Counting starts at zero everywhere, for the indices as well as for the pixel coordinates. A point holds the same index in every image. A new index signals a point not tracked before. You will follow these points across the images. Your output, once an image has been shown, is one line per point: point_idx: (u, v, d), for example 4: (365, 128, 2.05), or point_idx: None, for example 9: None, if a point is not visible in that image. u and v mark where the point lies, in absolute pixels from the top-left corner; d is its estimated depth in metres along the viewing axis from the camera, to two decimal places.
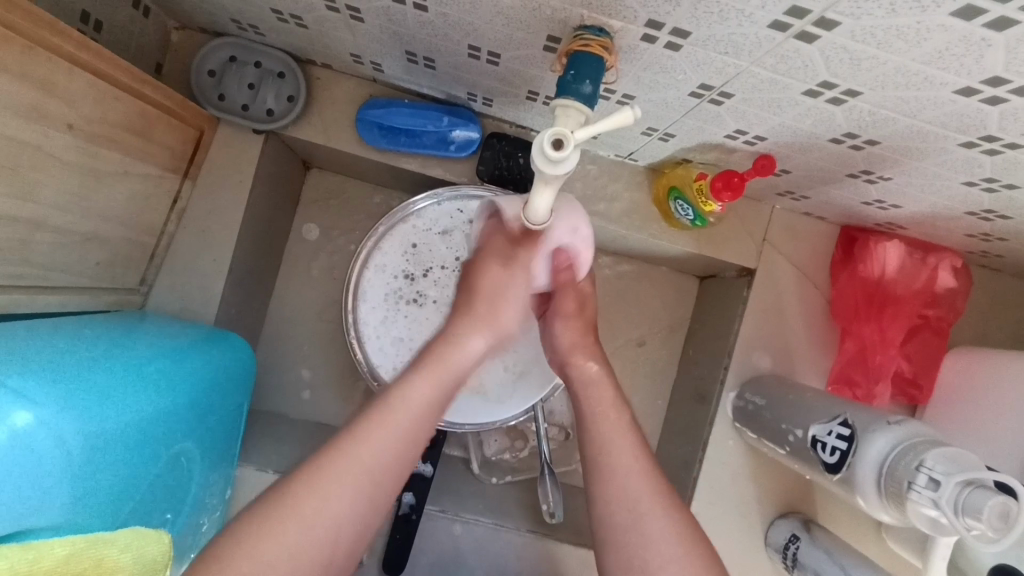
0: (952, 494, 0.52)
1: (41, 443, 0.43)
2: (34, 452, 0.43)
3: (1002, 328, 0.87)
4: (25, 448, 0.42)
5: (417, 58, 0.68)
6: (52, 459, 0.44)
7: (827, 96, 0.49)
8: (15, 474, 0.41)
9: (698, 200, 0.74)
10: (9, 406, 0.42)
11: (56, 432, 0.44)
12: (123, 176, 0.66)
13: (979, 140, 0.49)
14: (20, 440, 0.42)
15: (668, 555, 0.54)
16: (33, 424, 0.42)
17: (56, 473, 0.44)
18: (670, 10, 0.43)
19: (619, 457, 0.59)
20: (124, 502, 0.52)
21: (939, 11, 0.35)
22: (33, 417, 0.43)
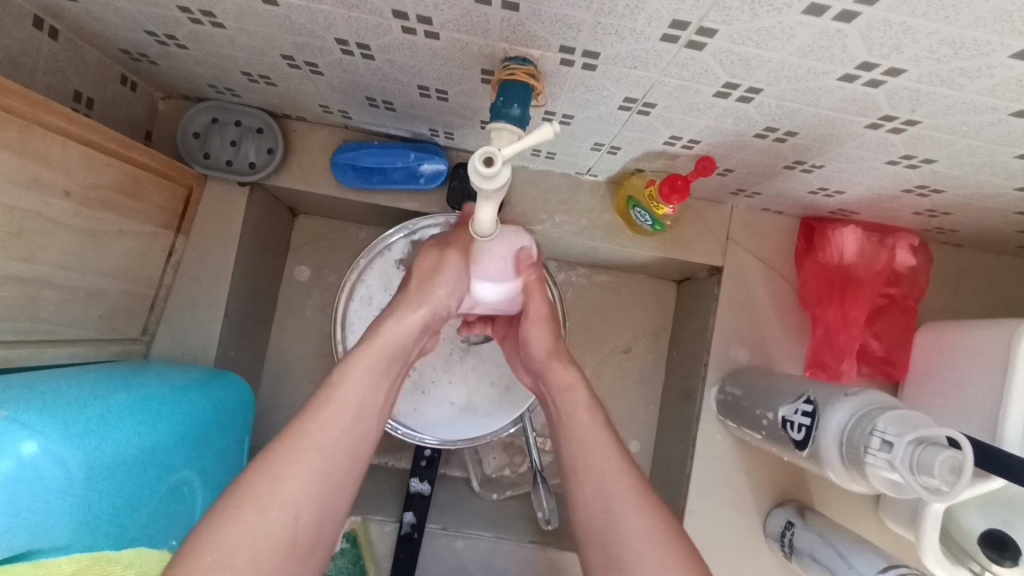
0: (905, 454, 0.54)
1: (47, 469, 0.47)
2: (42, 478, 0.47)
3: (969, 300, 0.89)
4: (33, 474, 0.46)
5: (377, 102, 0.74)
6: (58, 484, 0.48)
7: (736, 95, 0.54)
8: (24, 498, 0.46)
9: (651, 206, 0.79)
10: (16, 437, 0.46)
11: (60, 458, 0.48)
12: (119, 234, 0.73)
13: (880, 121, 0.54)
14: (28, 467, 0.46)
15: (641, 532, 0.57)
16: (38, 453, 0.47)
17: (61, 497, 0.48)
18: (575, 36, 0.49)
19: (590, 450, 0.62)
20: (129, 523, 0.56)
21: (793, 11, 0.40)
22: (39, 446, 0.47)
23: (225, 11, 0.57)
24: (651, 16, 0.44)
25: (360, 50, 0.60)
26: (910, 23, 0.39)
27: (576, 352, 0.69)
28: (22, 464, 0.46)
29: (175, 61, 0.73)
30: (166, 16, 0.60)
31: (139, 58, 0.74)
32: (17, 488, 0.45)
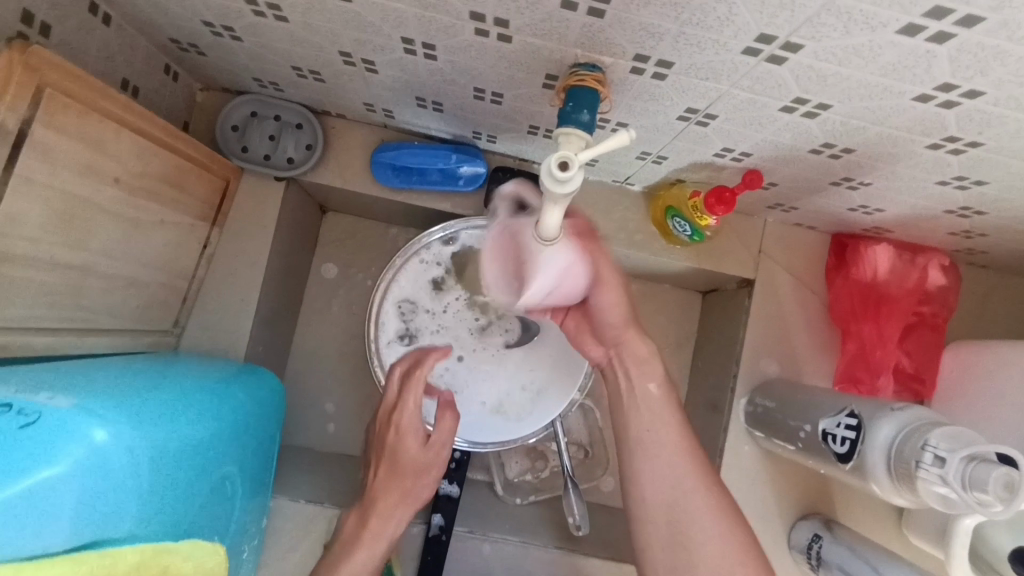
0: (957, 469, 0.55)
1: (117, 456, 0.46)
2: (113, 464, 0.46)
3: (995, 320, 0.90)
4: (103, 461, 0.45)
5: (426, 103, 0.74)
6: (126, 470, 0.47)
7: (802, 110, 0.54)
8: (97, 484, 0.44)
9: (694, 216, 0.79)
10: (87, 424, 0.45)
11: (129, 446, 0.47)
12: (160, 224, 0.72)
13: (943, 141, 0.54)
14: (102, 454, 0.45)
15: None
16: (111, 441, 0.46)
17: (130, 485, 0.47)
18: (654, 45, 0.49)
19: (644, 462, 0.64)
20: (183, 515, 0.55)
21: (887, 30, 0.40)
22: (109, 433, 0.46)
23: (293, 6, 0.57)
24: (739, 29, 0.44)
25: (424, 49, 0.59)
26: (1004, 47, 0.39)
27: (620, 347, 0.69)
28: (95, 450, 0.44)
29: (224, 53, 0.72)
30: (228, 7, 0.60)
31: (187, 49, 0.73)
32: (91, 474, 0.44)
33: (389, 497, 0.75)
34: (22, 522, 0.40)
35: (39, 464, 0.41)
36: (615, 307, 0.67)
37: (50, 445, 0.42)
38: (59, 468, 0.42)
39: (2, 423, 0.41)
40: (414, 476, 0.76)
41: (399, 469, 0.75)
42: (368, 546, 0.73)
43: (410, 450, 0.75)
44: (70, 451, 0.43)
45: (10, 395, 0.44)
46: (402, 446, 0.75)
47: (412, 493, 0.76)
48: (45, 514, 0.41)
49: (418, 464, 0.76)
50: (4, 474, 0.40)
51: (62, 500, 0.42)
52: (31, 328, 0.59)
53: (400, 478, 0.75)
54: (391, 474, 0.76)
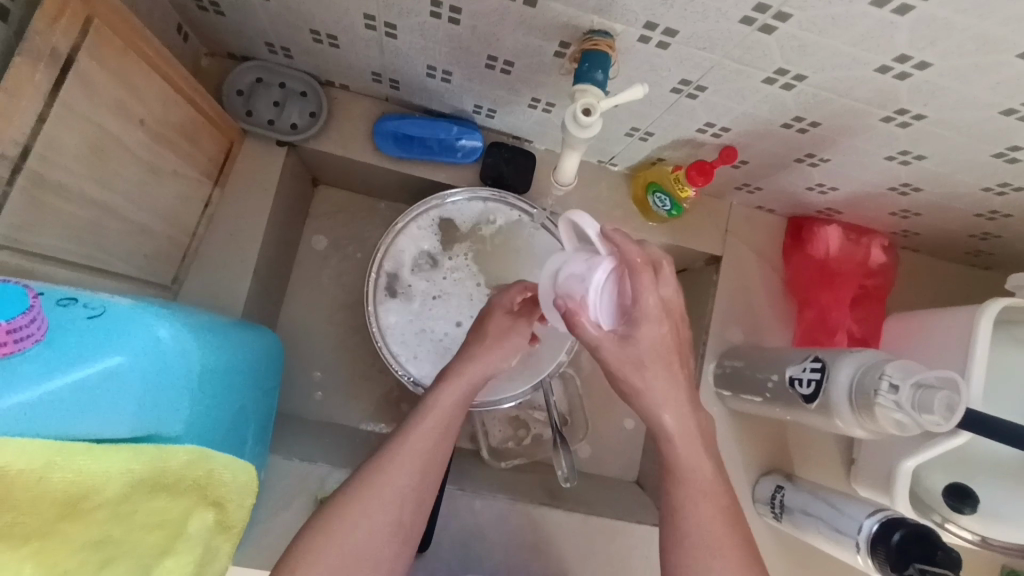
0: (908, 396, 0.64)
1: (172, 356, 0.51)
2: (168, 362, 0.51)
3: (924, 296, 1.03)
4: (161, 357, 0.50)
5: (436, 72, 0.79)
6: (179, 372, 0.52)
7: (781, 82, 0.63)
8: (155, 378, 0.49)
9: (675, 188, 0.88)
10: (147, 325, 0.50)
11: (180, 350, 0.53)
12: (173, 175, 0.73)
13: (894, 114, 0.64)
14: (162, 351, 0.50)
15: None
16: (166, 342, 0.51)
17: (183, 387, 0.52)
18: (664, 12, 0.57)
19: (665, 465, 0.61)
20: (216, 434, 0.59)
21: (862, 1, 0.49)
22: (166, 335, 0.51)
23: None
24: None
25: (450, 13, 0.65)
26: (951, 19, 0.49)
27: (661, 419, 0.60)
28: (154, 346, 0.50)
29: (243, 13, 0.75)
30: None
31: (207, 8, 0.76)
32: (150, 367, 0.49)
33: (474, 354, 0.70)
34: (93, 396, 0.45)
35: (108, 350, 0.46)
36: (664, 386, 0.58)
37: (117, 335, 0.47)
38: (125, 356, 0.47)
39: (74, 313, 0.47)
40: (497, 339, 0.71)
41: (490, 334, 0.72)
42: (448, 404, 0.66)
43: (503, 316, 0.73)
44: (133, 342, 0.48)
45: (74, 293, 0.49)
46: (497, 312, 0.73)
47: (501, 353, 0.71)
48: (114, 394, 0.46)
49: (500, 329, 0.72)
50: (82, 351, 0.45)
51: (127, 384, 0.47)
52: (56, 260, 0.59)
53: (500, 340, 0.72)
54: (476, 335, 0.72)
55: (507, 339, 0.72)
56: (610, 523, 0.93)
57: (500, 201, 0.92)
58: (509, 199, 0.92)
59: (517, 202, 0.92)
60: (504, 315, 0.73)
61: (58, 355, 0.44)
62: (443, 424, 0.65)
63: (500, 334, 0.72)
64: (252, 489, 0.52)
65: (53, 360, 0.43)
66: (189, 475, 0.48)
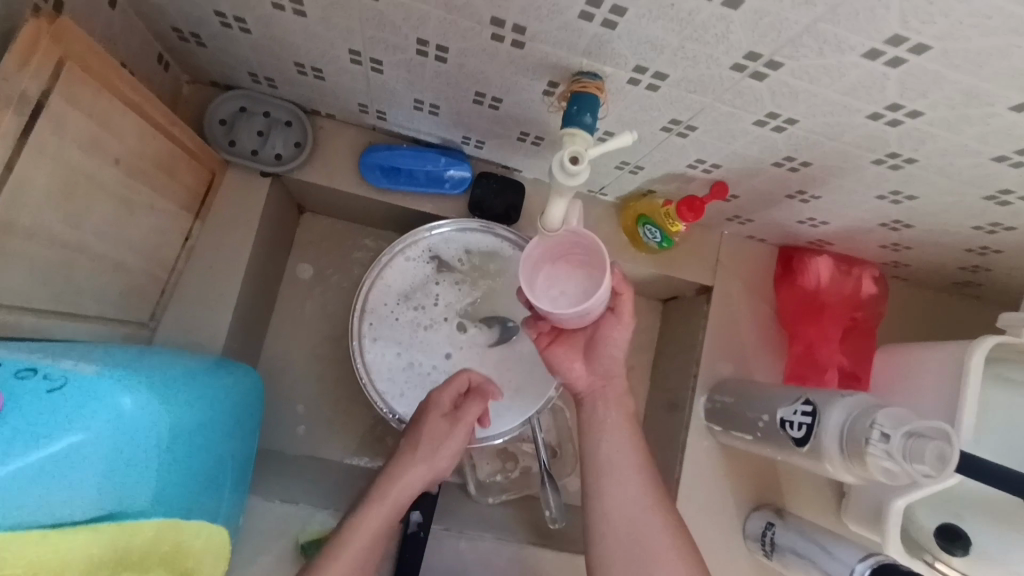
0: (900, 444, 0.63)
1: (137, 424, 0.51)
2: (133, 429, 0.51)
3: (915, 327, 1.02)
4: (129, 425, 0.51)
5: (423, 106, 0.78)
6: (146, 438, 0.52)
7: (772, 125, 0.63)
8: (117, 450, 0.49)
9: (665, 222, 0.87)
10: (114, 392, 0.50)
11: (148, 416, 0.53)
12: (149, 210, 0.71)
13: (885, 157, 0.64)
14: (126, 420, 0.50)
15: None
16: (134, 408, 0.51)
17: (153, 452, 0.53)
18: (654, 57, 0.55)
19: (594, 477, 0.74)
20: (191, 489, 0.60)
21: (853, 53, 0.48)
22: (134, 401, 0.51)
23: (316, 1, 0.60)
24: (731, 46, 0.51)
25: (436, 52, 0.64)
26: (943, 73, 0.48)
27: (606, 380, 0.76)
28: (117, 416, 0.50)
29: (226, 45, 0.74)
30: None
31: (187, 39, 0.74)
32: (119, 438, 0.50)
33: (408, 472, 0.74)
34: (61, 474, 0.45)
35: (73, 425, 0.46)
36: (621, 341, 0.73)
37: (77, 409, 0.47)
38: (93, 429, 0.47)
39: (35, 386, 0.46)
40: (433, 445, 0.76)
41: (426, 452, 0.76)
42: (385, 503, 0.73)
43: (437, 423, 0.77)
44: (98, 414, 0.48)
45: (37, 363, 0.49)
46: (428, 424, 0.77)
47: (434, 464, 0.76)
48: (81, 471, 0.46)
49: (437, 434, 0.77)
50: (47, 429, 0.45)
51: (94, 458, 0.47)
52: (24, 305, 0.57)
53: (433, 453, 0.76)
54: (408, 448, 0.76)
55: (446, 444, 0.76)
56: None
57: (487, 232, 0.91)
58: (500, 230, 0.90)
59: (504, 233, 0.91)
60: (442, 418, 0.78)
61: (24, 436, 0.44)
62: (374, 540, 0.71)
63: (440, 438, 0.77)
64: (223, 548, 0.55)
65: (16, 441, 0.43)
66: (157, 546, 0.49)
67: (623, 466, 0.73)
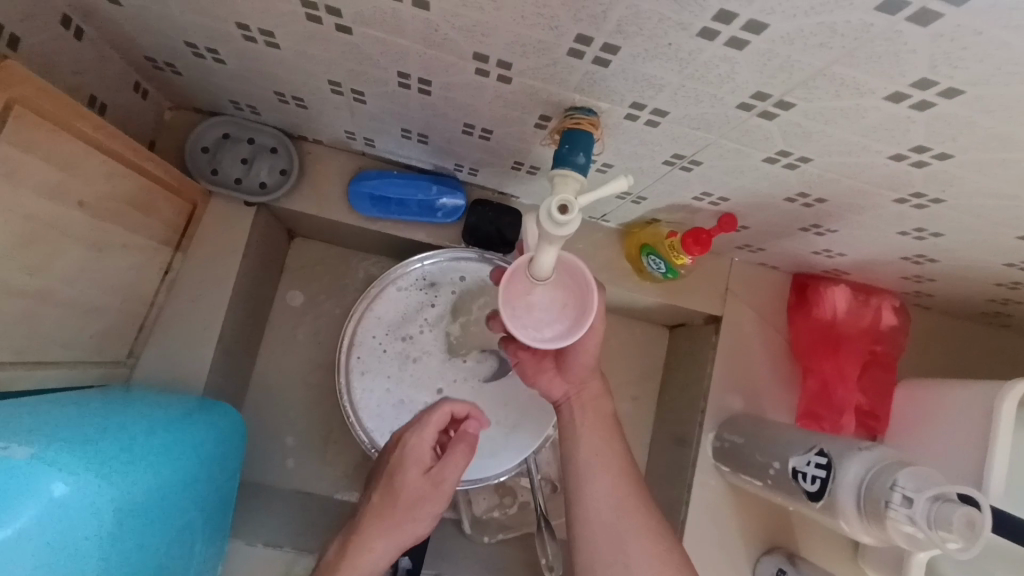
0: (925, 509, 0.58)
1: (72, 511, 0.48)
2: (67, 518, 0.48)
3: (938, 358, 0.96)
4: (60, 514, 0.47)
5: (411, 134, 0.73)
6: (82, 522, 0.49)
7: (783, 162, 0.57)
8: (49, 541, 0.46)
9: (669, 254, 0.82)
10: (46, 479, 0.46)
11: (86, 499, 0.49)
12: (123, 249, 0.67)
13: (909, 196, 0.58)
14: (59, 508, 0.47)
15: None
16: (67, 494, 0.47)
17: (89, 536, 0.50)
18: (653, 95, 0.51)
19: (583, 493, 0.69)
20: (146, 557, 0.57)
21: (873, 96, 0.43)
22: (67, 486, 0.47)
23: (288, 34, 0.55)
24: (737, 86, 0.46)
25: (419, 84, 0.59)
26: (975, 118, 0.43)
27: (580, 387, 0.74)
28: (48, 504, 0.46)
29: (203, 73, 0.70)
30: (216, 30, 0.58)
31: (162, 67, 0.71)
32: (45, 530, 0.46)
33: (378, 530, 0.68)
34: None
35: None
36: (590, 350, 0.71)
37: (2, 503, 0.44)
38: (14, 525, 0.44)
39: None
40: (409, 507, 0.69)
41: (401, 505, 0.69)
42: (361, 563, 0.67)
43: (414, 476, 0.70)
44: (21, 508, 0.44)
45: None
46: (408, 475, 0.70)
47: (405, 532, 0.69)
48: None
49: (414, 494, 0.70)
50: None
51: (14, 556, 0.44)
52: None
53: (410, 515, 0.69)
54: (383, 505, 0.70)
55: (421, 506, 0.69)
56: None
57: (485, 260, 0.86)
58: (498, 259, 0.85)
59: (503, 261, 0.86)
60: (423, 475, 0.70)
61: None
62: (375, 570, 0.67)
63: (414, 502, 0.69)
64: None
65: None
66: None
67: (597, 471, 0.70)
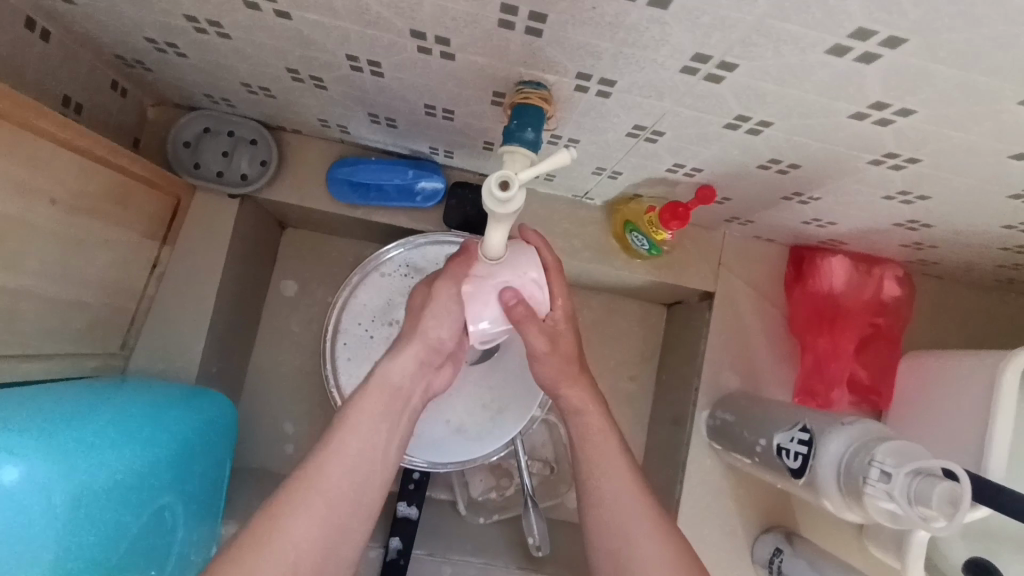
0: (903, 484, 0.55)
1: (27, 497, 0.47)
2: (23, 504, 0.47)
3: (948, 330, 0.91)
4: (12, 499, 0.47)
5: (379, 119, 0.73)
6: (39, 510, 0.48)
7: (746, 127, 0.55)
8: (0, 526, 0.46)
9: (650, 230, 0.80)
10: None
11: (42, 488, 0.48)
12: (103, 244, 0.69)
13: (883, 157, 0.55)
14: (5, 493, 0.46)
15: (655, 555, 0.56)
16: (20, 480, 0.47)
17: (50, 522, 0.49)
18: (594, 63, 0.49)
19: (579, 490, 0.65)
20: (120, 543, 0.57)
21: (815, 50, 0.40)
22: (21, 472, 0.47)
23: (234, 22, 0.55)
24: (674, 48, 0.44)
25: (370, 67, 0.59)
26: (928, 68, 0.40)
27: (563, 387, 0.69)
28: None
29: (172, 68, 0.71)
30: (169, 23, 0.58)
31: (134, 65, 0.72)
32: None
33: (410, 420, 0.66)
34: None
35: None
36: (568, 340, 0.67)
37: None
38: None
39: None
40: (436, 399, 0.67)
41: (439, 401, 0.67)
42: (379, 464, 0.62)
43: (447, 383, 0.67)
44: None
45: None
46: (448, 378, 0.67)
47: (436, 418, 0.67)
48: None
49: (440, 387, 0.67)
50: None
51: None
52: None
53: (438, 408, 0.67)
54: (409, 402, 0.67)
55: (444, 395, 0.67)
56: None
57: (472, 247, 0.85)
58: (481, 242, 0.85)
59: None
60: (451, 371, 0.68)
61: None
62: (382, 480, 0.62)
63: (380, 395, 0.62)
64: None
65: None
66: None
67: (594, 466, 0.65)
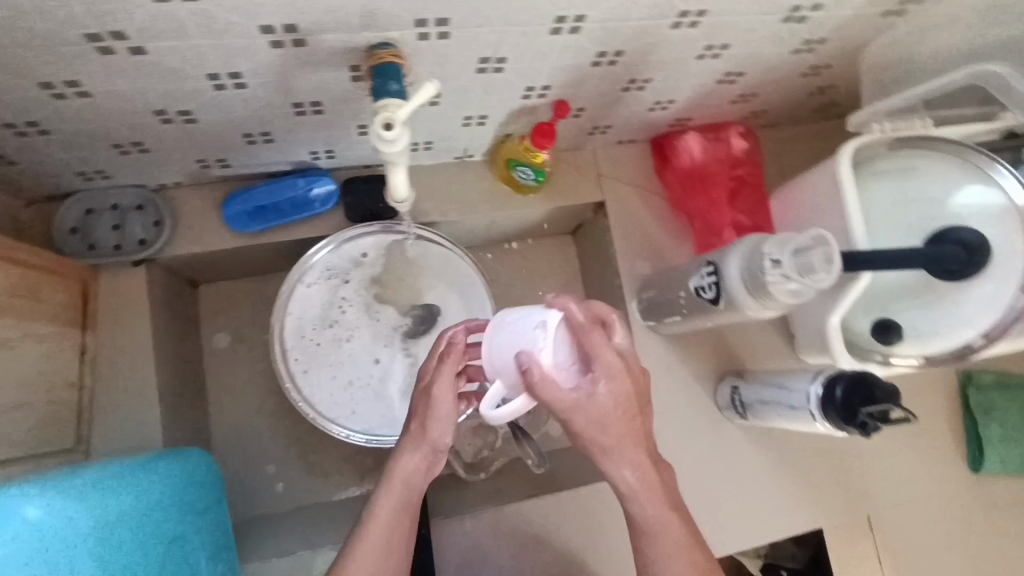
0: (792, 263, 0.67)
1: (54, 527, 0.52)
2: (52, 534, 0.51)
3: (795, 164, 1.07)
4: (42, 531, 0.51)
5: (255, 137, 0.78)
6: (68, 538, 0.52)
7: (567, 28, 0.65)
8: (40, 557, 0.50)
9: (529, 157, 0.89)
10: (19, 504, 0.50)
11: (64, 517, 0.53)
12: (27, 338, 0.69)
13: (679, 18, 0.67)
14: (36, 526, 0.50)
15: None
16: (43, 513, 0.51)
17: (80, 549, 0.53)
18: (426, 5, 0.57)
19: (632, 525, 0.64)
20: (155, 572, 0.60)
21: None
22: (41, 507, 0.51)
23: (91, 74, 0.59)
24: None
25: (232, 80, 0.64)
26: None
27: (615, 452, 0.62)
28: (30, 524, 0.50)
29: (37, 153, 0.72)
30: (26, 98, 0.60)
31: None
32: (35, 544, 0.50)
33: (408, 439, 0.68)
34: None
35: None
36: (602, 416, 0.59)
37: None
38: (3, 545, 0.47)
39: None
40: (422, 420, 0.67)
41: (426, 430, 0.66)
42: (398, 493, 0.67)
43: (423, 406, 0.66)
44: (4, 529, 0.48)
45: None
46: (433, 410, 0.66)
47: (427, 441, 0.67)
48: None
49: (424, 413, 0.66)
50: None
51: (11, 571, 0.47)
52: None
53: (424, 430, 0.67)
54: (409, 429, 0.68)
55: (433, 418, 0.66)
56: (596, 488, 0.94)
57: (387, 231, 0.91)
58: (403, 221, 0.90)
59: (403, 227, 0.91)
60: (421, 397, 0.67)
61: None
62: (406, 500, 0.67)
63: (425, 417, 0.66)
64: None
65: None
66: None
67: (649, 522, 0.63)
